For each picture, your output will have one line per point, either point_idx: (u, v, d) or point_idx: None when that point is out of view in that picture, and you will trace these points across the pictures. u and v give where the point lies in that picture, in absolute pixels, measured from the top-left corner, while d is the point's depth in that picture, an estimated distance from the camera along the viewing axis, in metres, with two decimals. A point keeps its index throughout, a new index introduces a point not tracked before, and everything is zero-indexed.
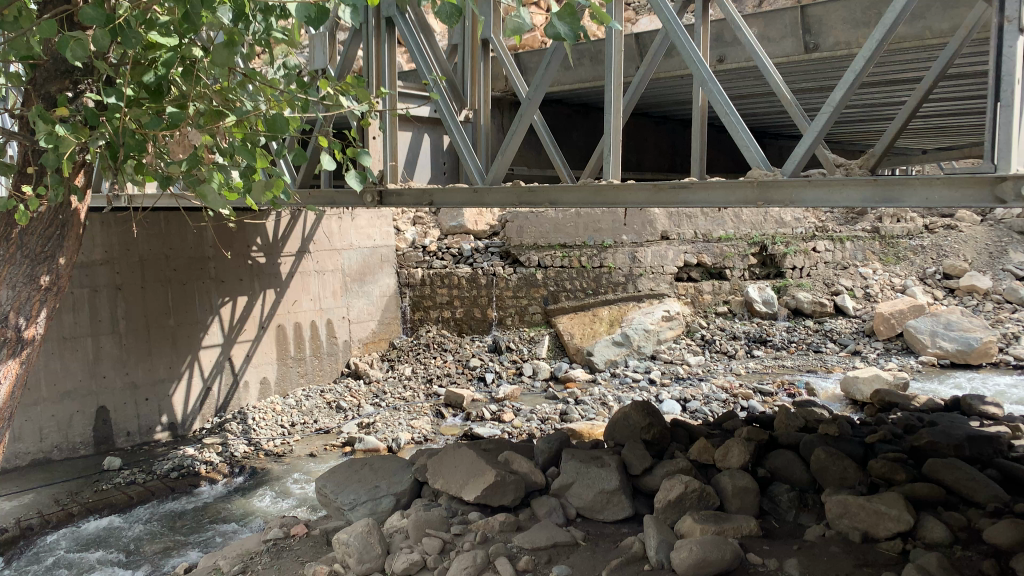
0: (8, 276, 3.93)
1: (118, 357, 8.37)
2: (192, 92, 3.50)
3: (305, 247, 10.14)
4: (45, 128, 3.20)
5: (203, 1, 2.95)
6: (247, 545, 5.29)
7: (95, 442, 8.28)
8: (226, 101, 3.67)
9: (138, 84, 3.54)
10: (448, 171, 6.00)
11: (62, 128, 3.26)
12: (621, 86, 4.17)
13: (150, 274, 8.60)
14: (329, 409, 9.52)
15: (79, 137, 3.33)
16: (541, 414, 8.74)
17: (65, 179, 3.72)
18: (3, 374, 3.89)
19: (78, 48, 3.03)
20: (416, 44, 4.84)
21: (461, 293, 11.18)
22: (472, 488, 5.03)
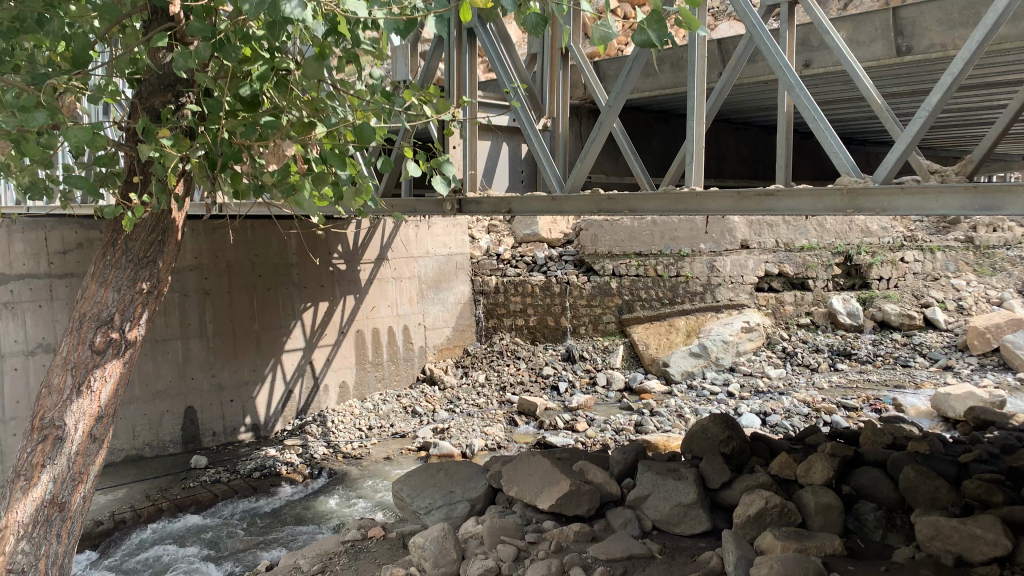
0: (114, 279, 4.14)
1: (206, 359, 8.70)
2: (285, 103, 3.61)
3: (384, 254, 10.36)
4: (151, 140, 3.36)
5: (295, 19, 3.05)
6: (326, 545, 5.41)
7: (183, 441, 8.61)
8: (316, 111, 3.76)
9: (235, 97, 3.66)
10: (525, 179, 5.92)
11: (166, 141, 3.41)
12: (704, 92, 4.10)
13: (236, 280, 8.91)
14: (405, 414, 9.69)
15: (181, 148, 3.48)
16: (616, 424, 8.66)
17: (167, 188, 3.89)
18: (109, 372, 4.09)
19: (183, 62, 3.17)
20: (496, 55, 4.85)
21: (535, 300, 11.19)
22: (547, 496, 5.01)
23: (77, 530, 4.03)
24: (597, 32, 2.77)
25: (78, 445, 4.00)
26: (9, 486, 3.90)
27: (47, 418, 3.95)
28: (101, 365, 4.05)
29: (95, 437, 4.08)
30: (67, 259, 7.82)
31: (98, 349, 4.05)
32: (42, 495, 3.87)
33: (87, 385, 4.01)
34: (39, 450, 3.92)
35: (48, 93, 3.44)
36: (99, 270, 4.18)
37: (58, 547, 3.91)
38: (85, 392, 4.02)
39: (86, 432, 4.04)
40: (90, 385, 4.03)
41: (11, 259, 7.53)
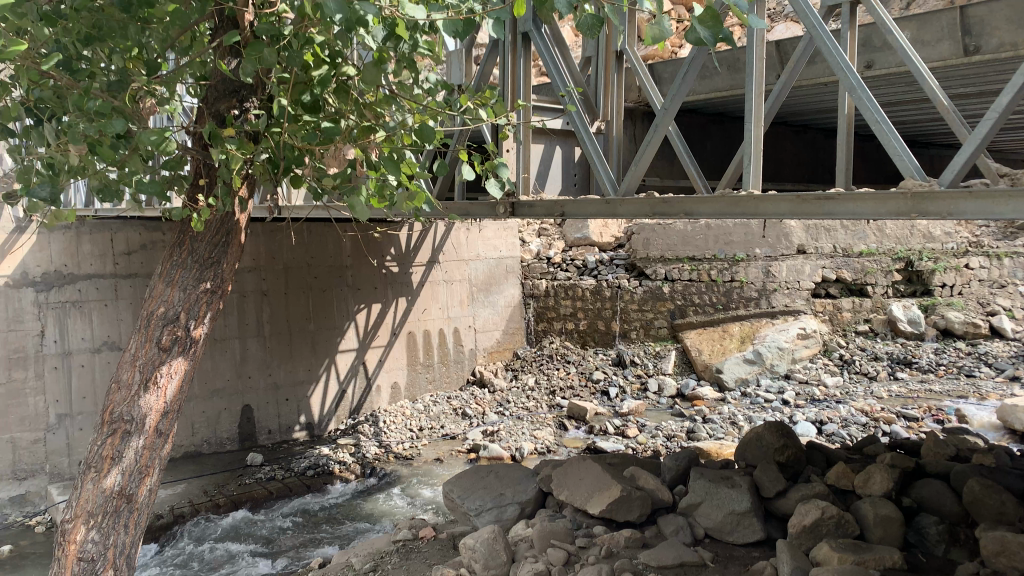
0: (180, 279, 4.25)
1: (263, 358, 8.90)
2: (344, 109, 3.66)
3: (435, 257, 10.47)
4: (219, 144, 3.45)
5: (357, 25, 3.10)
6: (378, 544, 5.47)
7: (240, 438, 8.81)
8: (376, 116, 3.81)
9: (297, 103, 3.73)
10: (579, 182, 5.88)
11: (232, 144, 3.49)
12: (762, 94, 4.04)
13: (293, 281, 9.11)
14: (455, 416, 9.76)
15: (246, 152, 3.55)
16: (667, 431, 8.57)
17: (232, 191, 3.97)
18: (174, 370, 4.19)
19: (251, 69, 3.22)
20: (550, 59, 4.84)
21: (585, 305, 11.13)
22: (598, 501, 4.98)
23: (144, 521, 4.13)
24: (651, 32, 2.74)
25: (146, 439, 4.10)
26: (81, 477, 4.03)
27: (117, 413, 4.08)
28: (167, 362, 4.16)
29: (161, 432, 4.18)
30: (131, 260, 8.14)
31: (165, 346, 4.16)
32: (111, 486, 3.99)
33: (154, 381, 4.13)
34: (109, 443, 4.04)
35: (122, 99, 3.56)
36: (166, 270, 4.31)
37: (126, 537, 4.01)
38: (152, 388, 4.13)
39: (153, 427, 4.13)
40: (157, 381, 4.14)
41: (79, 260, 7.87)
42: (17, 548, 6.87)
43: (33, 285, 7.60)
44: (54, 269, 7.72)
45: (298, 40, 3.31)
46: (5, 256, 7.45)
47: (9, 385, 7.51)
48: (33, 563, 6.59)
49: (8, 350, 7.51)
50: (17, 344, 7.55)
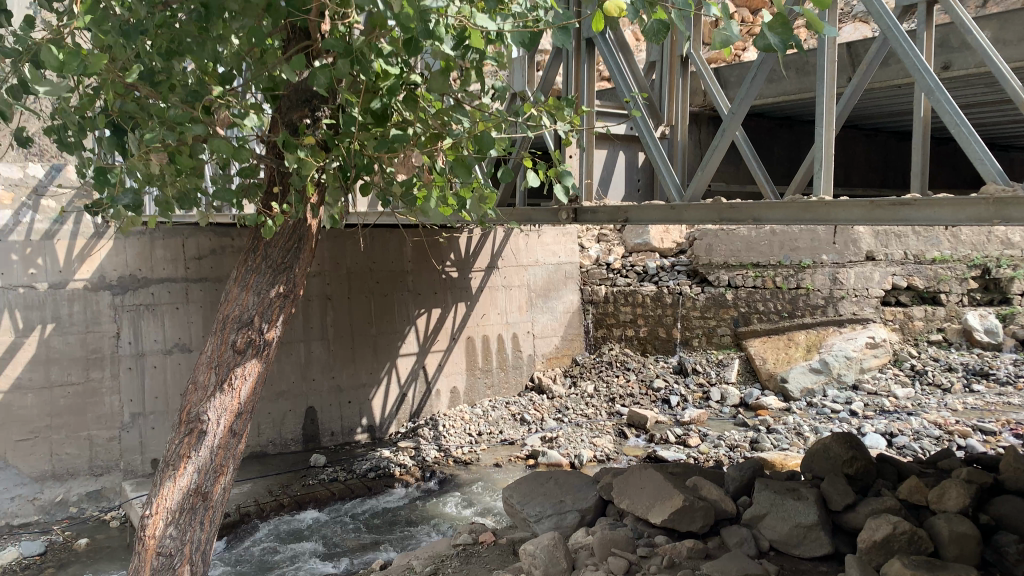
0: (254, 284, 4.34)
1: (326, 361, 9.08)
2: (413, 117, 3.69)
3: (494, 262, 10.57)
4: (292, 153, 3.52)
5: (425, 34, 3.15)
6: (439, 548, 5.51)
7: (304, 439, 8.99)
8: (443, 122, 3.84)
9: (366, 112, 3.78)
10: (642, 188, 5.85)
11: (305, 152, 3.56)
12: (834, 97, 3.92)
13: (355, 285, 9.28)
14: (514, 421, 9.79)
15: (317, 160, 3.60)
16: (730, 440, 8.43)
17: (304, 198, 4.03)
18: (248, 371, 4.29)
19: (323, 77, 3.27)
20: (614, 63, 4.82)
21: (646, 311, 11.06)
22: (659, 510, 4.90)
23: (218, 518, 4.24)
24: (719, 37, 2.70)
25: (220, 438, 4.20)
26: (159, 475, 4.14)
27: (193, 412, 4.18)
28: (242, 364, 4.26)
29: (235, 432, 4.27)
30: (202, 264, 8.45)
31: (239, 349, 4.26)
32: (187, 484, 4.09)
33: (228, 382, 4.22)
34: (186, 442, 4.14)
35: (200, 110, 3.68)
36: (240, 275, 4.40)
37: (201, 534, 4.13)
38: (227, 388, 4.22)
39: (227, 427, 4.23)
40: (231, 382, 4.24)
41: (152, 264, 8.16)
42: (93, 542, 7.14)
43: (110, 289, 7.91)
44: (129, 273, 8.01)
45: (370, 49, 3.35)
46: (85, 260, 7.77)
47: (87, 384, 7.80)
48: (108, 557, 6.83)
49: (86, 350, 7.79)
50: (94, 345, 7.83)
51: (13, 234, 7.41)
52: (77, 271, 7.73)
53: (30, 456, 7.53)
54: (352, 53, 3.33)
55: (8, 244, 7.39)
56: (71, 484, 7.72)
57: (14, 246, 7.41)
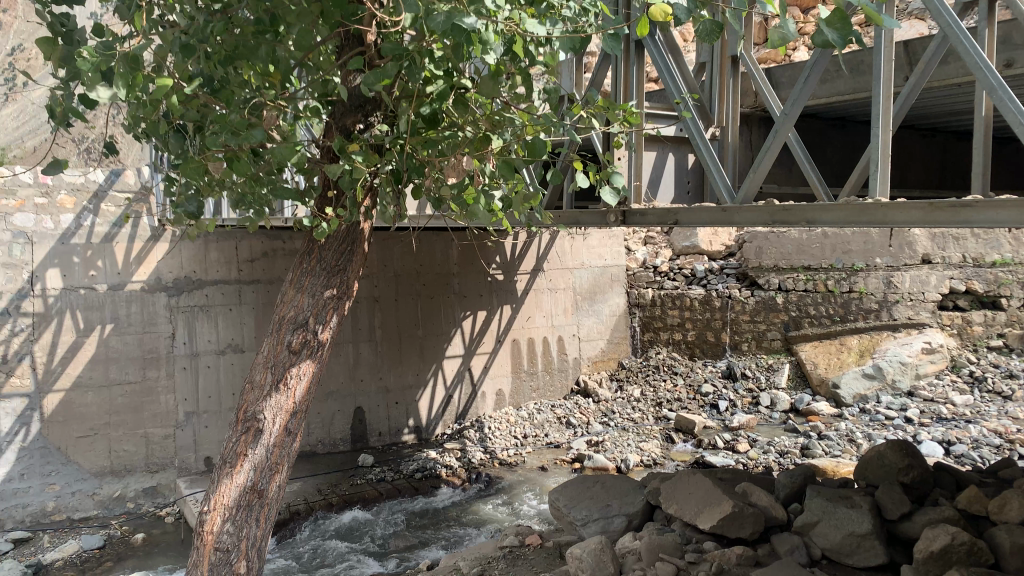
0: (309, 285, 4.32)
1: (374, 362, 9.21)
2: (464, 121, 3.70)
3: (540, 265, 10.60)
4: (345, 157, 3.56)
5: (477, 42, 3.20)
6: (486, 550, 5.53)
7: (352, 439, 9.10)
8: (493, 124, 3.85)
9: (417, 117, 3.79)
10: (692, 190, 5.74)
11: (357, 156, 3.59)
12: (891, 96, 3.84)
13: (402, 288, 9.41)
14: (559, 425, 9.79)
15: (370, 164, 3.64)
16: (780, 446, 8.29)
17: (358, 201, 4.06)
18: (303, 371, 4.26)
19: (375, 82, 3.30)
20: (664, 65, 4.78)
21: (694, 315, 10.93)
22: (708, 515, 4.84)
23: (274, 516, 4.21)
24: (774, 35, 2.66)
25: (275, 437, 4.17)
26: (217, 472, 4.15)
27: (250, 411, 4.18)
28: (297, 364, 4.23)
29: (290, 431, 4.24)
30: (254, 267, 8.63)
31: (295, 349, 4.23)
32: (244, 481, 4.09)
33: (284, 382, 4.20)
34: (242, 440, 4.14)
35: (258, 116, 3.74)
36: (296, 277, 4.39)
37: (258, 530, 4.10)
38: (282, 388, 4.21)
39: (283, 426, 4.20)
40: (287, 382, 4.22)
41: (206, 266, 8.36)
42: (149, 537, 7.33)
43: (166, 290, 8.13)
44: (185, 275, 8.23)
45: (420, 54, 3.40)
46: (142, 262, 7.99)
47: (144, 382, 8.01)
48: (162, 552, 7.00)
49: (143, 350, 8.01)
50: (150, 345, 8.05)
51: (75, 237, 7.67)
52: (135, 272, 7.96)
53: (89, 453, 7.76)
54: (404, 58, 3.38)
55: (70, 247, 7.65)
56: (128, 480, 7.94)
57: (76, 248, 7.67)
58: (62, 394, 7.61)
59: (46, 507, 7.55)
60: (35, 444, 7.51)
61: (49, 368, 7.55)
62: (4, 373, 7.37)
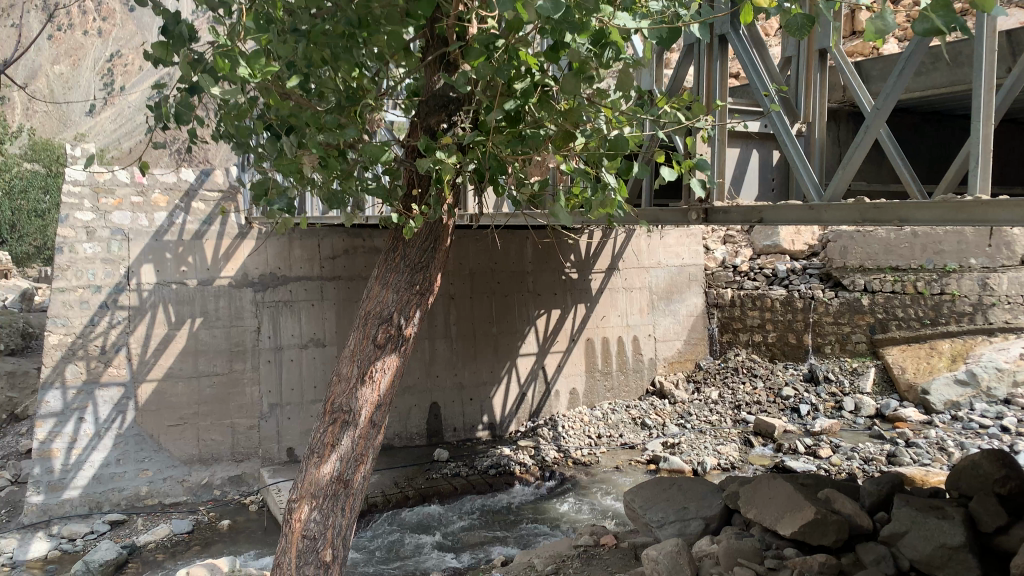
0: (394, 281, 4.32)
1: (449, 358, 9.33)
2: (547, 120, 3.69)
3: (615, 264, 10.54)
4: (429, 155, 3.54)
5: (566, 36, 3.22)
6: (560, 548, 5.54)
7: (428, 434, 9.23)
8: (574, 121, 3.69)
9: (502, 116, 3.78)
10: (776, 187, 5.62)
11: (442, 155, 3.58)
12: (993, 89, 3.64)
13: (478, 286, 9.52)
14: (635, 425, 9.72)
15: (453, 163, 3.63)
16: (864, 453, 8.02)
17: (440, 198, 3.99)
18: (388, 365, 4.22)
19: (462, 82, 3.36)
20: (749, 60, 4.63)
21: (774, 316, 10.70)
22: (789, 522, 4.70)
23: (358, 506, 4.16)
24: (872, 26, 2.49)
25: (361, 429, 4.13)
26: (305, 462, 4.13)
27: (337, 403, 4.16)
28: (382, 358, 4.20)
29: (376, 423, 4.20)
30: (336, 263, 8.85)
31: (379, 343, 4.21)
32: (331, 471, 4.05)
33: (369, 374, 4.18)
34: (329, 431, 4.12)
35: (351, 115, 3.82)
36: (381, 273, 4.40)
37: (343, 520, 4.05)
38: (368, 380, 4.18)
39: (368, 418, 4.17)
40: (372, 375, 4.19)
41: (290, 263, 8.63)
42: (234, 524, 7.60)
43: (252, 285, 8.43)
44: (270, 271, 8.52)
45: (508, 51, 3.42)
46: (230, 259, 8.31)
47: (230, 374, 8.31)
48: (247, 539, 7.24)
49: (231, 343, 8.31)
50: (237, 338, 8.35)
51: (168, 235, 8.04)
52: (223, 269, 8.28)
53: (180, 441, 8.08)
54: (492, 58, 3.41)
55: (163, 243, 8.02)
56: (215, 468, 8.24)
57: (169, 245, 8.04)
58: (154, 384, 7.97)
59: (139, 492, 7.88)
60: (130, 431, 7.88)
61: (143, 359, 7.90)
62: (103, 363, 7.75)
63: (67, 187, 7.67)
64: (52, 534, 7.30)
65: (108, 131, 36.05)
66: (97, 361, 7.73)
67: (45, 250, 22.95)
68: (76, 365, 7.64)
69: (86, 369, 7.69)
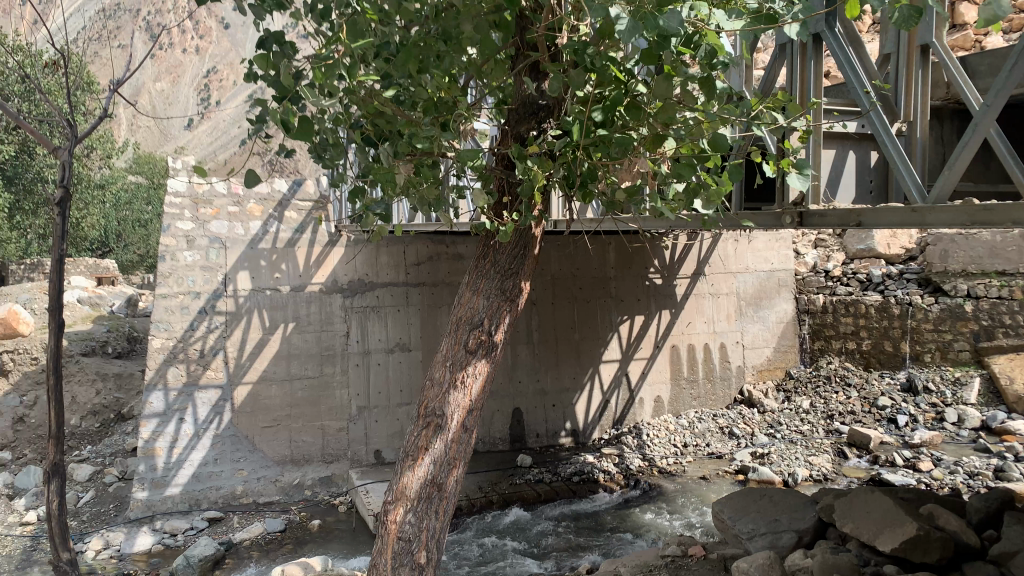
0: (485, 287, 4.36)
1: (532, 364, 9.36)
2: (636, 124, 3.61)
3: (701, 269, 10.36)
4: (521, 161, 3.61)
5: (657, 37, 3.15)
6: (646, 558, 5.45)
7: (511, 439, 9.25)
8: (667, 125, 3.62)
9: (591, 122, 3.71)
10: (876, 190, 5.40)
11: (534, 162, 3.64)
12: None
13: (560, 291, 9.54)
14: (722, 435, 9.52)
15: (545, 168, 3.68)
16: (969, 467, 7.61)
17: (532, 204, 4.04)
18: (479, 371, 4.26)
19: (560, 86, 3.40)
20: (845, 57, 4.49)
21: (869, 323, 10.33)
22: (888, 537, 4.51)
23: (452, 509, 4.19)
24: (984, 14, 2.33)
25: (453, 433, 4.18)
26: (400, 465, 4.20)
27: (430, 407, 4.22)
28: (473, 363, 4.24)
29: (467, 428, 4.24)
30: (420, 270, 9.01)
31: (471, 349, 4.26)
32: (425, 474, 4.10)
33: (461, 379, 4.22)
34: (423, 435, 4.17)
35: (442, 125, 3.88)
36: (472, 279, 4.45)
37: (437, 522, 4.08)
38: (459, 386, 4.22)
39: (460, 423, 4.21)
40: (464, 380, 4.23)
41: (377, 269, 8.83)
42: (324, 524, 7.80)
43: (341, 292, 8.66)
44: (358, 277, 8.73)
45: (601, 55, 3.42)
46: (321, 266, 8.57)
47: (321, 377, 8.56)
48: (336, 539, 7.43)
49: (321, 347, 8.56)
50: (327, 342, 8.59)
51: (262, 243, 8.36)
52: (314, 275, 8.55)
53: (273, 442, 8.36)
54: (585, 63, 3.42)
55: (258, 251, 8.34)
56: (306, 469, 8.48)
57: (263, 253, 8.35)
58: (249, 386, 8.27)
59: (235, 491, 8.17)
60: (227, 432, 8.19)
61: (239, 363, 8.22)
62: (202, 366, 8.10)
63: (169, 198, 8.05)
64: (155, 529, 7.64)
65: (206, 145, 37.75)
66: (196, 364, 8.08)
67: (148, 260, 24.08)
68: (177, 368, 8.01)
69: (186, 372, 8.05)
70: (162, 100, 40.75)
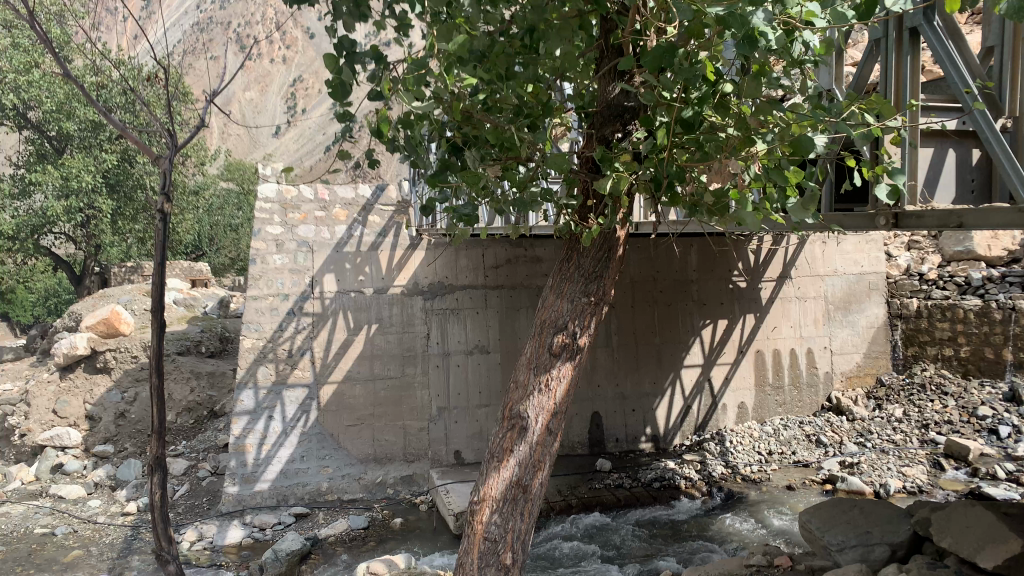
0: (569, 291, 4.36)
1: (611, 368, 9.29)
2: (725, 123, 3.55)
3: (787, 272, 10.09)
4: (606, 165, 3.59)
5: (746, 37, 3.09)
6: (730, 566, 5.33)
7: (590, 443, 9.20)
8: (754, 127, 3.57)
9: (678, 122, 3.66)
10: (978, 189, 5.16)
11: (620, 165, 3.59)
12: None
13: (639, 294, 9.45)
14: (808, 443, 9.26)
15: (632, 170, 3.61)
16: None
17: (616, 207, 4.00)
18: (563, 374, 4.26)
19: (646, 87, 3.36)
20: (944, 51, 4.30)
21: (967, 328, 9.82)
22: (990, 554, 4.31)
23: (537, 511, 4.20)
24: None
25: (537, 435, 4.19)
26: (485, 466, 4.23)
27: (515, 409, 4.24)
28: (557, 367, 4.24)
29: (552, 430, 4.24)
30: (499, 272, 9.08)
31: (555, 352, 4.26)
32: (510, 476, 4.13)
33: (546, 383, 4.23)
34: (508, 437, 4.19)
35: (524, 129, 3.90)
36: (556, 282, 4.45)
37: (522, 524, 4.10)
38: (544, 389, 4.23)
39: (545, 425, 4.21)
40: (548, 383, 4.24)
41: (457, 272, 8.94)
42: (406, 522, 7.94)
43: (422, 294, 8.80)
44: (439, 280, 8.86)
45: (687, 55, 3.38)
46: (403, 269, 8.74)
47: (403, 377, 8.71)
48: (417, 537, 7.56)
49: (403, 349, 8.72)
50: (409, 343, 8.74)
51: (347, 246, 8.57)
52: (396, 278, 8.72)
53: (357, 441, 8.56)
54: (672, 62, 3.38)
55: (343, 255, 8.57)
56: (389, 468, 8.64)
57: (348, 256, 8.57)
58: (335, 386, 8.49)
59: (321, 487, 8.37)
60: (314, 430, 8.43)
61: (326, 363, 8.46)
62: (290, 365, 8.36)
63: (259, 203, 8.34)
64: (246, 522, 7.91)
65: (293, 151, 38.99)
66: (285, 363, 8.35)
67: (239, 262, 25.10)
68: (266, 367, 8.29)
69: (275, 371, 8.33)
70: (251, 109, 42.40)
